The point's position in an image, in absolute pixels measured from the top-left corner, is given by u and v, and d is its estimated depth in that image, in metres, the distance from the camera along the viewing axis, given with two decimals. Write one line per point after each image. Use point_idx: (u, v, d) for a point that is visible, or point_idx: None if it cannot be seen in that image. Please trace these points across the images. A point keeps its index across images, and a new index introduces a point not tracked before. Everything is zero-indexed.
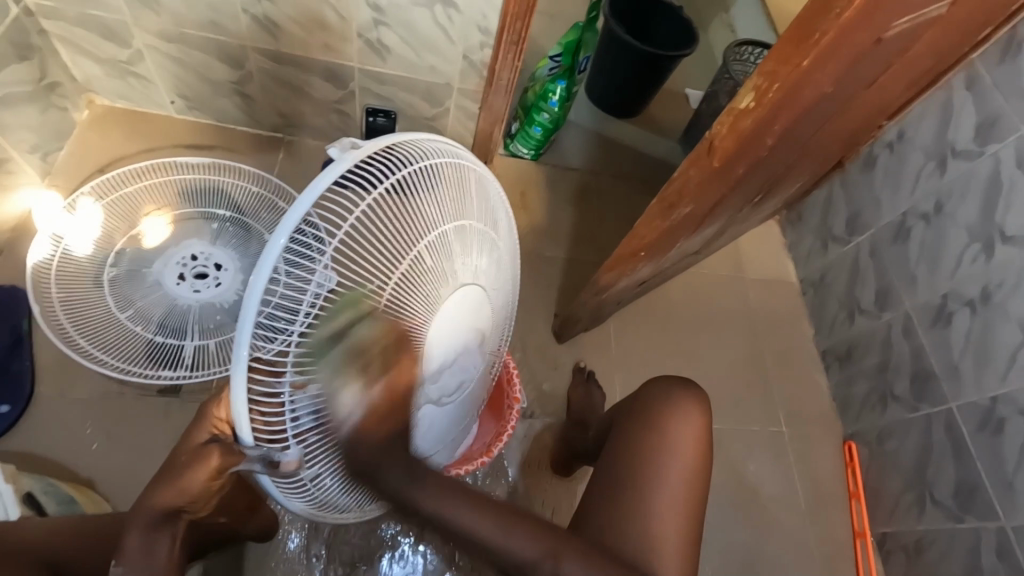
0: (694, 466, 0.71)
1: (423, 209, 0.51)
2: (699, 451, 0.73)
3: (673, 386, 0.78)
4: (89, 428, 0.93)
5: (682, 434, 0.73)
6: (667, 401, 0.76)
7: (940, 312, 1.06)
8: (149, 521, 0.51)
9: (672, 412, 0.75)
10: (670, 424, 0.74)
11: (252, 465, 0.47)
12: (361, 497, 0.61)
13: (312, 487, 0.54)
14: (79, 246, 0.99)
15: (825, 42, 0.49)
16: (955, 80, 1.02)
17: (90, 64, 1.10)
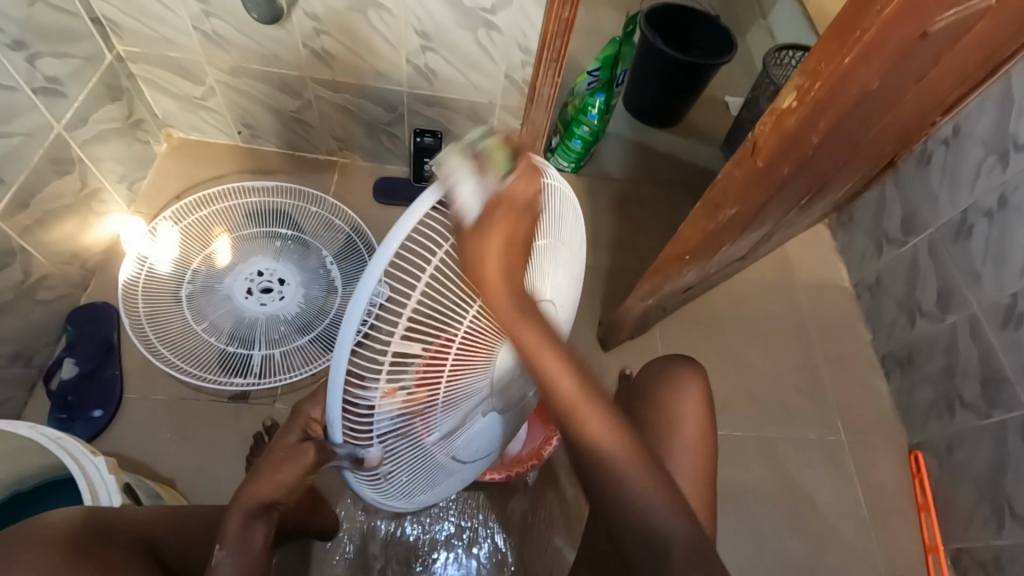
0: (701, 439, 0.74)
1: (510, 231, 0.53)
2: (704, 420, 0.76)
3: (674, 364, 0.80)
4: (169, 431, 1.01)
5: (687, 407, 0.76)
6: (666, 377, 0.78)
7: (1009, 313, 1.01)
8: (250, 511, 0.57)
9: (674, 393, 0.77)
10: (674, 400, 0.76)
11: (341, 462, 0.53)
12: (425, 487, 0.67)
13: (386, 481, 0.59)
14: (161, 264, 1.09)
15: (868, 38, 0.50)
16: (1014, 70, 0.98)
17: (169, 101, 1.21)
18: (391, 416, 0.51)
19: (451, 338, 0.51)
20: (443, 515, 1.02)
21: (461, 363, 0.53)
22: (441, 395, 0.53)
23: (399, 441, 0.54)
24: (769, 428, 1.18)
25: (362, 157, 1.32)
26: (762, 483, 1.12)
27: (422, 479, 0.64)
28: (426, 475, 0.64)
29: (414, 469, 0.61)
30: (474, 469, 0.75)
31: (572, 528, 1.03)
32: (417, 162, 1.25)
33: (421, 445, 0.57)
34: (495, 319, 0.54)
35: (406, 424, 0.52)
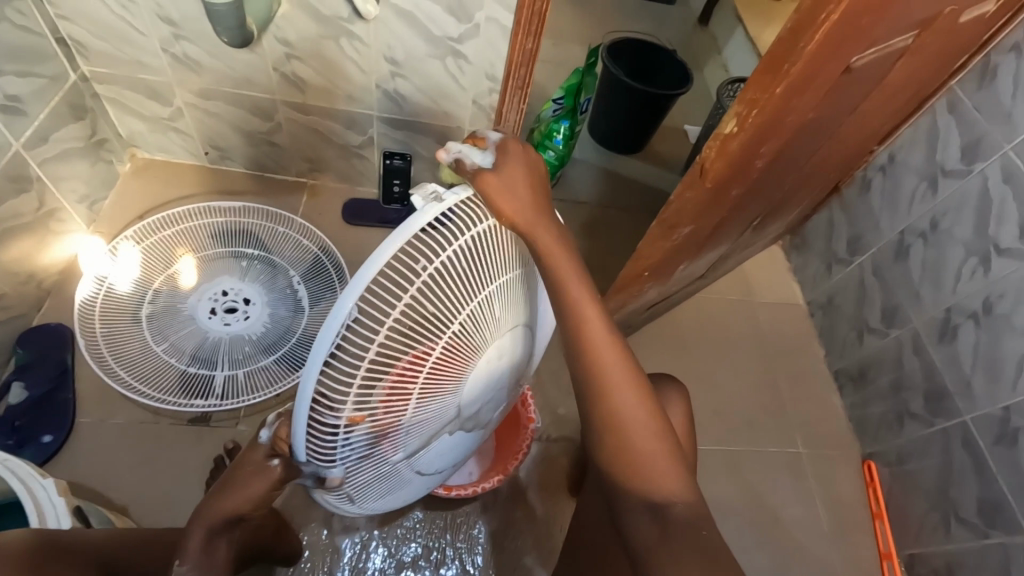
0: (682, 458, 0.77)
1: (489, 261, 0.54)
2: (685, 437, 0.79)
3: (659, 383, 0.83)
4: (123, 457, 0.98)
5: (670, 422, 0.79)
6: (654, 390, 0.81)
7: (945, 327, 1.08)
8: (209, 530, 0.56)
9: (662, 411, 0.79)
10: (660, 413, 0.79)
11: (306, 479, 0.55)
12: (389, 496, 0.69)
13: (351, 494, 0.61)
14: (121, 284, 1.07)
15: (795, 71, 0.54)
16: (938, 105, 1.08)
17: (136, 122, 1.21)
18: (354, 439, 0.52)
19: (422, 366, 0.51)
20: (409, 536, 1.00)
21: (431, 388, 0.53)
22: (408, 418, 0.54)
23: (361, 458, 0.54)
24: (732, 441, 1.21)
25: (333, 179, 1.34)
26: (727, 496, 1.15)
27: (383, 489, 0.65)
28: (386, 486, 0.65)
29: (373, 482, 0.61)
30: (436, 481, 0.76)
31: (541, 546, 1.03)
32: (385, 184, 1.27)
33: (384, 461, 0.58)
34: (468, 347, 0.55)
35: (370, 441, 0.53)
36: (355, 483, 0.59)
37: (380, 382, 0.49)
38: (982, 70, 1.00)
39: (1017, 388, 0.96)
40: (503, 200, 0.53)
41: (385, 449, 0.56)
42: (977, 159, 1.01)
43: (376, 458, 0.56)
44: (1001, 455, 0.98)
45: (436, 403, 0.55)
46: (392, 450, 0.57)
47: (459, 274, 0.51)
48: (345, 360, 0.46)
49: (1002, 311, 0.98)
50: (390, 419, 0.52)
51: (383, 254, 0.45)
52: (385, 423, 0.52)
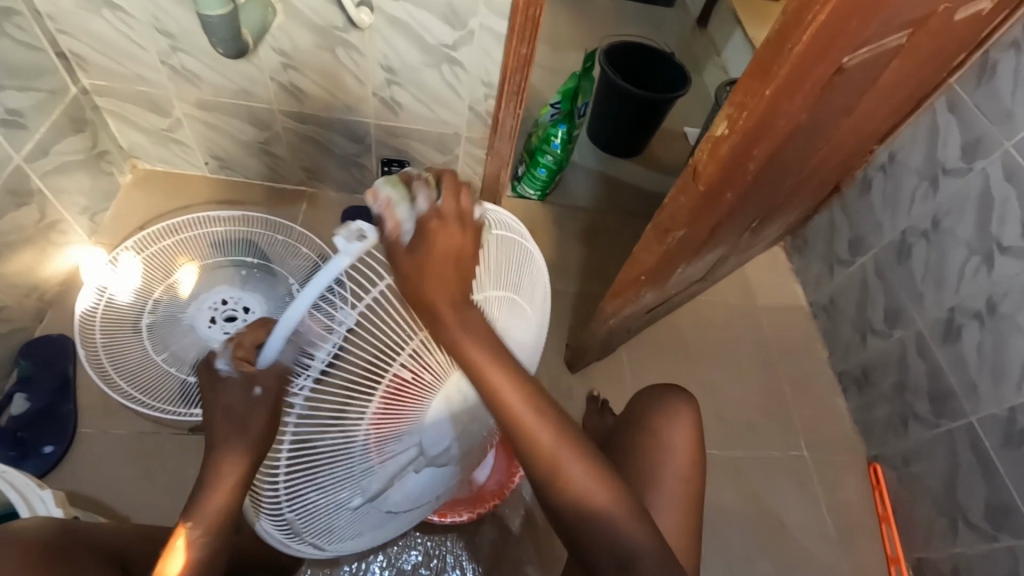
0: (687, 466, 0.77)
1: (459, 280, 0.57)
2: (691, 454, 0.78)
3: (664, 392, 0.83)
4: (124, 467, 0.98)
5: (676, 438, 0.78)
6: (659, 405, 0.81)
7: (949, 327, 1.06)
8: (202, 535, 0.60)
9: (666, 420, 0.79)
10: (663, 428, 0.79)
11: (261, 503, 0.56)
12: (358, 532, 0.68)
13: (312, 529, 0.61)
14: (122, 294, 1.07)
15: (785, 73, 0.54)
16: (938, 104, 1.07)
17: (136, 134, 1.22)
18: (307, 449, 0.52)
19: (380, 377, 0.52)
20: (410, 544, 1.00)
21: (390, 406, 0.54)
22: (363, 442, 0.54)
23: (316, 480, 0.55)
24: (734, 445, 1.20)
25: (331, 187, 1.34)
26: (730, 501, 1.14)
27: (343, 524, 0.64)
28: (352, 520, 0.64)
29: (332, 515, 0.60)
30: (413, 515, 0.74)
31: (542, 553, 1.02)
32: None
33: (344, 491, 0.57)
34: (432, 369, 0.55)
35: (324, 461, 0.54)
36: (309, 513, 0.58)
37: (327, 397, 0.50)
38: (981, 68, 0.99)
39: (1023, 388, 0.94)
40: (428, 268, 0.49)
41: (339, 477, 0.56)
42: (978, 158, 1.00)
43: (333, 484, 0.56)
44: (1009, 457, 0.96)
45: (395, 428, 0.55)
46: (352, 479, 0.56)
47: None
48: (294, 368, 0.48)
49: (1006, 310, 0.97)
50: (343, 439, 0.53)
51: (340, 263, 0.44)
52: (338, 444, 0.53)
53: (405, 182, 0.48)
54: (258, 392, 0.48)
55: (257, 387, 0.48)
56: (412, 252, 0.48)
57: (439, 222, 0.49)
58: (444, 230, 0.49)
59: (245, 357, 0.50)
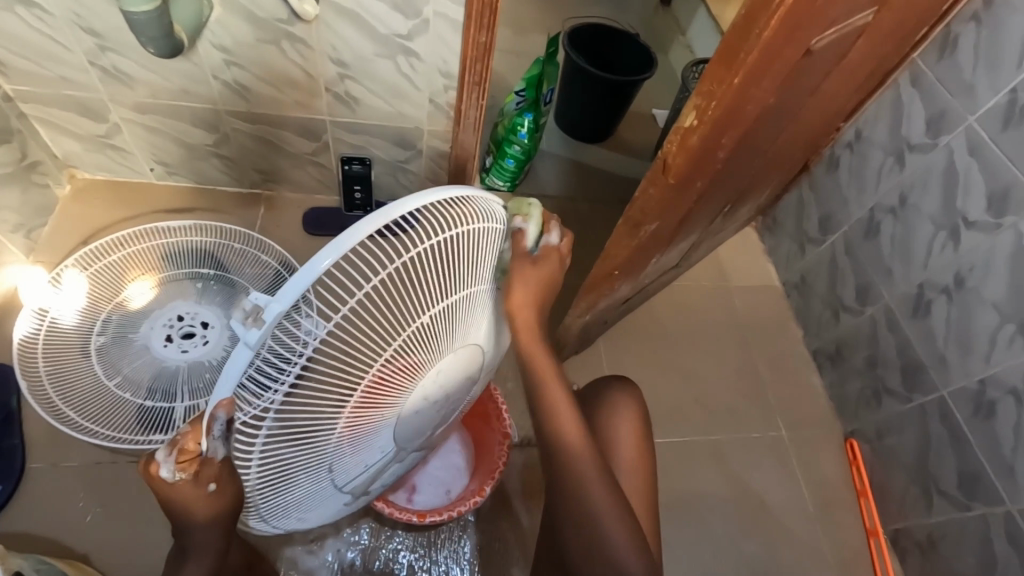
0: (636, 458, 0.77)
1: (450, 275, 0.51)
2: (639, 442, 0.78)
3: (602, 389, 0.82)
4: (81, 501, 0.93)
5: (622, 433, 0.78)
6: (599, 402, 0.80)
7: (918, 302, 1.07)
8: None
9: (610, 417, 0.79)
10: (610, 425, 0.78)
11: (252, 519, 0.61)
12: (328, 511, 0.71)
13: (284, 517, 0.64)
14: (65, 316, 1.00)
15: (752, 60, 0.52)
16: (901, 78, 1.06)
17: (71, 141, 1.14)
18: (263, 463, 0.50)
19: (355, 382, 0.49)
20: (393, 558, 0.98)
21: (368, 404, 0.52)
22: (337, 432, 0.52)
23: (277, 471, 0.52)
24: (713, 431, 1.20)
25: (289, 189, 1.28)
26: (711, 486, 1.14)
27: (301, 499, 0.62)
28: (314, 505, 0.66)
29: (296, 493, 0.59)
30: (360, 502, 0.77)
31: (528, 556, 1.00)
32: (346, 191, 1.22)
33: (307, 473, 0.56)
34: (413, 364, 0.53)
35: (294, 456, 0.51)
36: (261, 496, 0.56)
37: (295, 416, 0.47)
38: (943, 41, 0.98)
39: (990, 360, 0.96)
40: (523, 304, 0.61)
41: (304, 465, 0.54)
42: (941, 133, 1.00)
43: (293, 471, 0.54)
44: (979, 427, 0.98)
45: (367, 420, 0.54)
46: (316, 464, 0.55)
47: (412, 284, 0.48)
48: (251, 401, 0.44)
49: (973, 284, 0.98)
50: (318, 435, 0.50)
51: (313, 269, 0.40)
52: (305, 443, 0.51)
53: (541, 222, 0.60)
54: (214, 488, 0.48)
55: (213, 484, 0.48)
56: (517, 288, 0.59)
57: (540, 262, 0.60)
58: (551, 270, 0.61)
59: (190, 460, 0.46)
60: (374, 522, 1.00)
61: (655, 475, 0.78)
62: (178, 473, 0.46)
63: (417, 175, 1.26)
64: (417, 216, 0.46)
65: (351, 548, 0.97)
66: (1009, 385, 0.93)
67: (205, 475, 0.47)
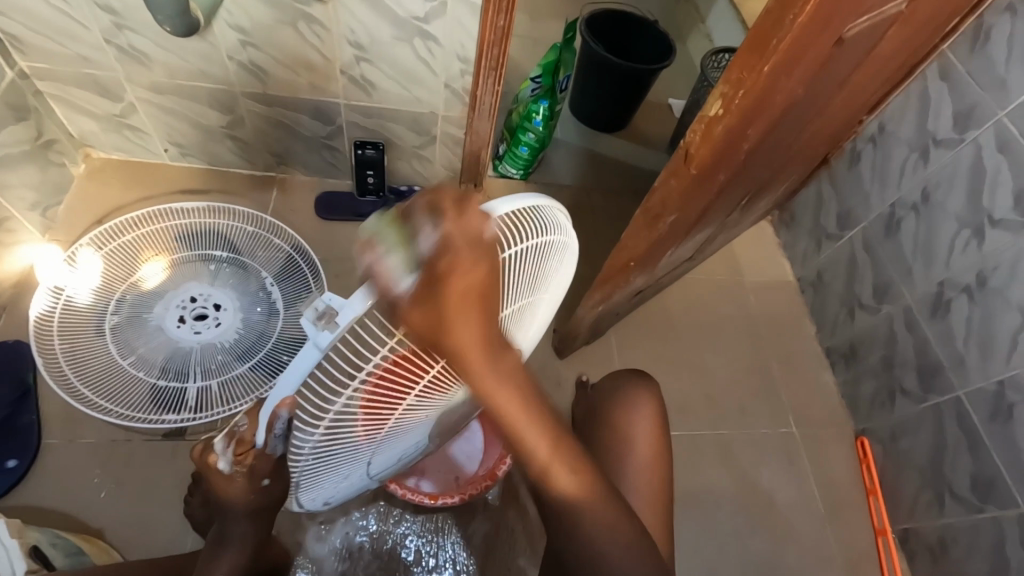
0: (653, 454, 0.76)
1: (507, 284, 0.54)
2: (657, 438, 0.78)
3: (622, 381, 0.82)
4: (96, 477, 0.94)
5: (639, 426, 0.78)
6: (619, 395, 0.81)
7: (938, 302, 1.06)
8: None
9: (628, 409, 0.79)
10: (626, 418, 0.78)
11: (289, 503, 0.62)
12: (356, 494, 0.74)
13: (315, 501, 0.65)
14: (80, 294, 1.01)
15: (784, 48, 0.50)
16: (930, 71, 1.03)
17: (86, 121, 1.14)
18: (311, 456, 0.51)
19: (411, 389, 0.50)
20: (401, 542, 0.99)
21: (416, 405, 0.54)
22: (381, 430, 0.54)
23: (316, 461, 0.53)
24: (724, 426, 1.20)
25: (302, 173, 1.27)
26: (719, 482, 1.14)
27: (334, 486, 0.63)
28: (345, 490, 0.68)
29: (328, 479, 0.59)
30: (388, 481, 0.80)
31: (535, 544, 1.01)
32: (359, 176, 1.22)
33: (348, 463, 0.57)
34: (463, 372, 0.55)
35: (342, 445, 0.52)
36: (301, 483, 0.57)
37: (347, 419, 0.48)
38: (975, 33, 0.95)
39: (1011, 362, 0.94)
40: (428, 323, 0.40)
41: (343, 457, 0.55)
42: (970, 128, 0.97)
43: (333, 459, 0.54)
44: (996, 430, 0.97)
45: (410, 418, 0.56)
46: (357, 453, 0.56)
47: None
48: (310, 406, 0.45)
49: (996, 285, 0.96)
50: (368, 429, 0.52)
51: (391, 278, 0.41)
52: (350, 442, 0.52)
53: (399, 228, 0.38)
54: (266, 483, 0.56)
55: (264, 480, 0.55)
56: (410, 314, 0.39)
57: (441, 289, 0.39)
58: (462, 272, 0.39)
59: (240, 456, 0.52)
60: (383, 508, 1.00)
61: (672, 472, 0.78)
62: (230, 466, 0.52)
63: (432, 161, 1.25)
64: None
65: (360, 533, 0.98)
66: None
67: (259, 468, 0.53)
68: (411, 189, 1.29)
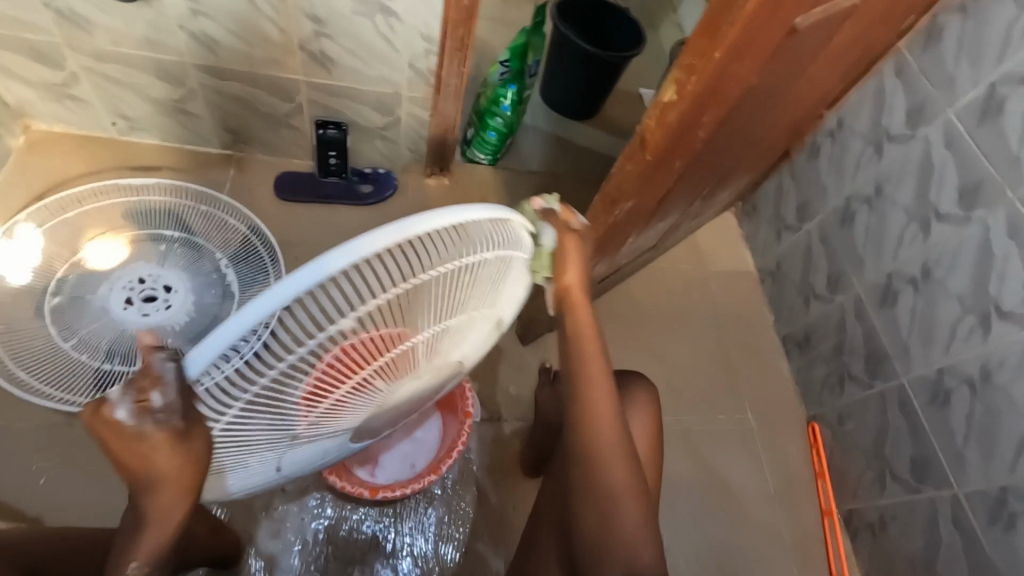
0: (646, 453, 0.77)
1: (464, 291, 0.48)
2: (652, 437, 0.78)
3: (624, 380, 0.82)
4: (34, 464, 0.91)
5: (637, 423, 0.78)
6: (621, 392, 0.80)
7: (886, 292, 1.09)
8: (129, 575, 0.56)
9: (627, 407, 0.78)
10: (624, 413, 0.78)
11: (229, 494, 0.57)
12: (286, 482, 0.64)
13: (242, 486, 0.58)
14: (16, 272, 0.96)
15: (734, 34, 0.50)
16: (886, 67, 1.06)
17: (26, 89, 1.08)
18: (236, 431, 0.43)
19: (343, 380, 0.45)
20: (358, 527, 0.98)
21: (342, 401, 0.49)
22: (305, 424, 0.48)
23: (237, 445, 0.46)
24: (682, 412, 1.22)
25: (261, 151, 1.23)
26: (676, 465, 1.17)
27: (243, 478, 0.55)
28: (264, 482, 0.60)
29: (223, 459, 0.47)
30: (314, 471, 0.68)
31: (493, 527, 1.02)
32: (321, 157, 1.18)
33: (263, 454, 0.50)
34: (397, 372, 0.51)
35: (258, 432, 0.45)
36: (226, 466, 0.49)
37: (265, 408, 0.42)
38: (928, 32, 0.98)
39: (950, 350, 0.99)
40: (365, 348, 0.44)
41: (260, 444, 0.47)
42: (920, 124, 1.00)
43: (250, 448, 0.48)
44: (934, 414, 1.02)
45: (335, 415, 0.51)
46: (276, 444, 0.49)
47: (432, 296, 0.45)
48: (218, 388, 0.38)
49: (939, 277, 1.00)
50: (289, 418, 0.45)
51: (346, 255, 0.35)
52: (267, 431, 0.46)
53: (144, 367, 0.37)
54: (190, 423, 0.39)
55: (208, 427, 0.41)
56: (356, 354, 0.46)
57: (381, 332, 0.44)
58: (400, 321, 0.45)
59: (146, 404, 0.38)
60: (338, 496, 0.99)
61: (659, 474, 0.78)
62: (138, 418, 0.38)
63: (396, 143, 1.22)
64: (450, 238, 0.41)
65: (317, 520, 0.97)
66: (965, 375, 0.96)
67: (162, 414, 0.38)
68: (375, 171, 1.27)
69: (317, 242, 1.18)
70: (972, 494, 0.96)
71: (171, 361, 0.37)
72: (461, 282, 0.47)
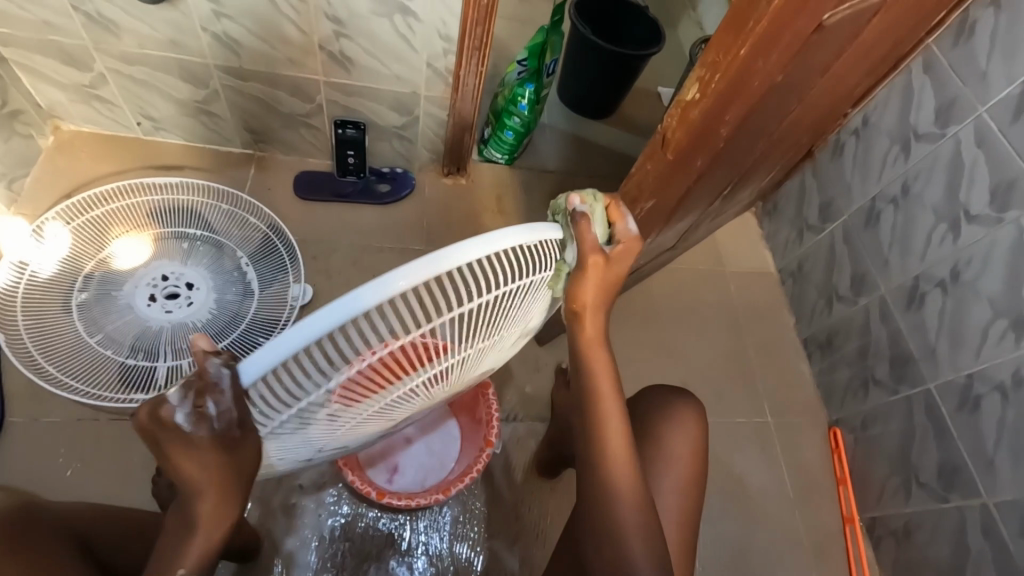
0: (687, 475, 0.74)
1: (501, 316, 0.51)
2: (694, 457, 0.75)
3: (670, 399, 0.79)
4: (61, 455, 0.93)
5: (677, 442, 0.75)
6: (662, 410, 0.78)
7: (913, 294, 1.07)
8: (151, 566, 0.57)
9: (667, 423, 0.76)
10: (664, 431, 0.76)
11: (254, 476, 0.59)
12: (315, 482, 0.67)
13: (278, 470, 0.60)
14: (45, 268, 0.99)
15: (760, 31, 0.50)
16: (914, 64, 1.03)
17: (55, 91, 1.10)
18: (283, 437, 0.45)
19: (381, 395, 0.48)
20: (374, 524, 0.99)
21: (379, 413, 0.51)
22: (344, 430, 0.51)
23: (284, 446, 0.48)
24: None
25: (281, 151, 1.24)
26: None
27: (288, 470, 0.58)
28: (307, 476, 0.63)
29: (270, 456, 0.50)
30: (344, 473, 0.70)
31: (508, 527, 1.02)
32: (340, 156, 1.20)
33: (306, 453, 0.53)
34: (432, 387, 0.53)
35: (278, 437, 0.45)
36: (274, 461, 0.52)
37: (311, 419, 0.44)
38: (959, 27, 0.95)
39: (980, 354, 0.96)
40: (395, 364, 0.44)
41: (301, 447, 0.49)
42: (950, 122, 0.97)
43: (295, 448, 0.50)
44: (962, 420, 0.99)
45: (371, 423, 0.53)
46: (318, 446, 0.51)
47: (471, 320, 0.47)
48: (267, 399, 0.39)
49: (969, 279, 0.97)
50: (327, 427, 0.47)
51: (411, 276, 0.37)
52: (309, 437, 0.48)
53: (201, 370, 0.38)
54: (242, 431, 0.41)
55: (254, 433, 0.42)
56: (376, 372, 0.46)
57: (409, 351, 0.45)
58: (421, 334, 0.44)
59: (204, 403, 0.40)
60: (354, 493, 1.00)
61: (701, 499, 0.75)
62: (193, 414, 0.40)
63: (414, 143, 1.23)
64: (496, 265, 0.44)
65: (333, 517, 0.98)
66: (997, 380, 0.93)
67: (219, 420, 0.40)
68: (393, 171, 1.28)
69: (335, 240, 1.19)
70: (1002, 503, 0.93)
71: (227, 368, 0.37)
72: (499, 307, 0.49)
